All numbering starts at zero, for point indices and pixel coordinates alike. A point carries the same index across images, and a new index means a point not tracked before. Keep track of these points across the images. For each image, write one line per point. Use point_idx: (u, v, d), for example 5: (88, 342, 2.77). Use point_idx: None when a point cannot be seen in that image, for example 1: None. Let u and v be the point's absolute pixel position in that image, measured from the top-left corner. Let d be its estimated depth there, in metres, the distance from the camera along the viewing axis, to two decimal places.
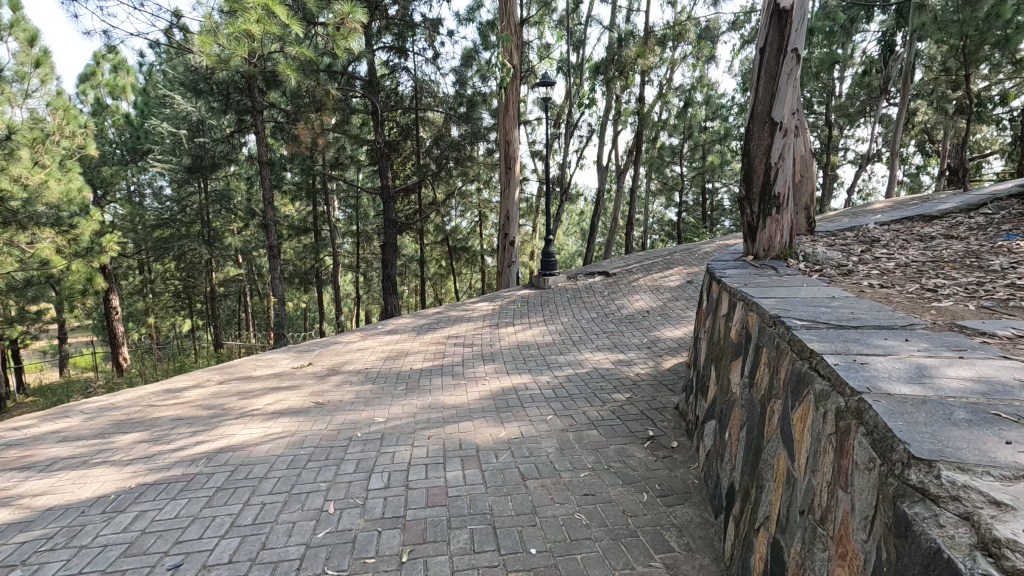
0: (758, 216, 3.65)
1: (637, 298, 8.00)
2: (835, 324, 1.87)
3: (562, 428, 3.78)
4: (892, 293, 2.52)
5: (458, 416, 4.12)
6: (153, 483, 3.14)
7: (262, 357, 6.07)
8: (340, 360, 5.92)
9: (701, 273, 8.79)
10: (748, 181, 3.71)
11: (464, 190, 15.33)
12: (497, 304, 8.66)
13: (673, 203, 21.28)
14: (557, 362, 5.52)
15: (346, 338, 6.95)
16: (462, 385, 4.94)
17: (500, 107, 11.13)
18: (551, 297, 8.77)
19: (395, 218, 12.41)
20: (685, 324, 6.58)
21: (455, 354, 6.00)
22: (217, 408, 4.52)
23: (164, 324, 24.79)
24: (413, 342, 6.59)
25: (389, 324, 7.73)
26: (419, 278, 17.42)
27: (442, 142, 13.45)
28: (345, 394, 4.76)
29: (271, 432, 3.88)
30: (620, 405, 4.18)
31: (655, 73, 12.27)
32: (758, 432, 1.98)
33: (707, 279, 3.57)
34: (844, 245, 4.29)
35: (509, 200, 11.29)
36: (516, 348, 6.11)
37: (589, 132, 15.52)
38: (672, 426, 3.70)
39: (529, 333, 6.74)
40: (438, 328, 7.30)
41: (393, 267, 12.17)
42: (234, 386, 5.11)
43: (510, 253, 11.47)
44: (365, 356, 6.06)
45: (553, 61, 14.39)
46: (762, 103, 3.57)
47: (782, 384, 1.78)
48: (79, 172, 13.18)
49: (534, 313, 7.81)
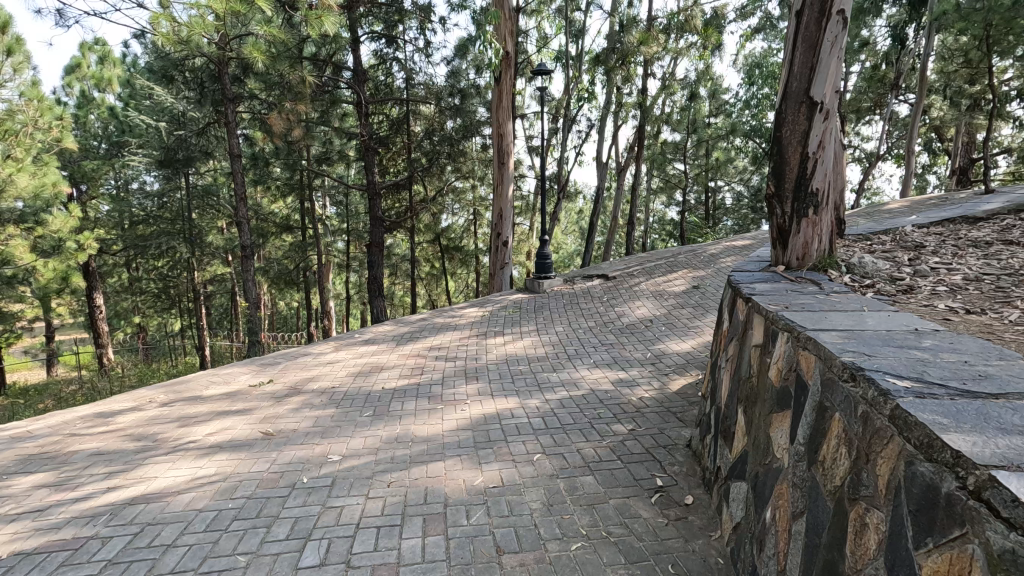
0: (790, 217, 3.01)
1: (639, 305, 7.34)
2: (960, 388, 1.21)
3: (551, 474, 3.13)
4: (992, 325, 1.88)
5: (429, 454, 3.46)
6: (28, 554, 2.48)
7: (219, 373, 5.39)
8: (304, 377, 5.25)
9: (708, 278, 8.13)
10: (779, 174, 3.06)
11: (457, 187, 14.67)
12: (487, 310, 8.00)
13: (674, 202, 20.60)
14: (549, 381, 4.87)
15: (318, 349, 6.28)
16: (438, 411, 4.28)
17: (494, 99, 10.42)
18: (546, 302, 8.11)
19: (382, 216, 11.68)
20: (692, 336, 5.92)
21: (435, 370, 5.34)
22: (148, 439, 3.85)
23: (152, 323, 24.15)
24: (391, 355, 5.93)
25: (368, 332, 7.06)
26: (411, 279, 16.73)
27: (434, 136, 12.84)
28: (301, 422, 4.09)
29: (200, 475, 3.21)
30: (621, 442, 3.53)
31: (657, 64, 11.61)
32: (832, 544, 1.33)
33: (730, 294, 2.92)
34: (885, 251, 3.66)
35: (503, 198, 10.64)
36: (503, 364, 5.45)
37: (588, 127, 14.90)
38: (685, 472, 3.05)
39: (520, 346, 6.07)
40: (421, 337, 6.65)
41: (379, 268, 11.48)
42: (177, 409, 4.44)
43: (503, 254, 10.76)
44: (334, 371, 5.39)
45: (551, 53, 13.75)
46: (798, 79, 2.92)
47: (885, 489, 1.13)
48: (57, 166, 12.51)
49: (527, 321, 7.15)
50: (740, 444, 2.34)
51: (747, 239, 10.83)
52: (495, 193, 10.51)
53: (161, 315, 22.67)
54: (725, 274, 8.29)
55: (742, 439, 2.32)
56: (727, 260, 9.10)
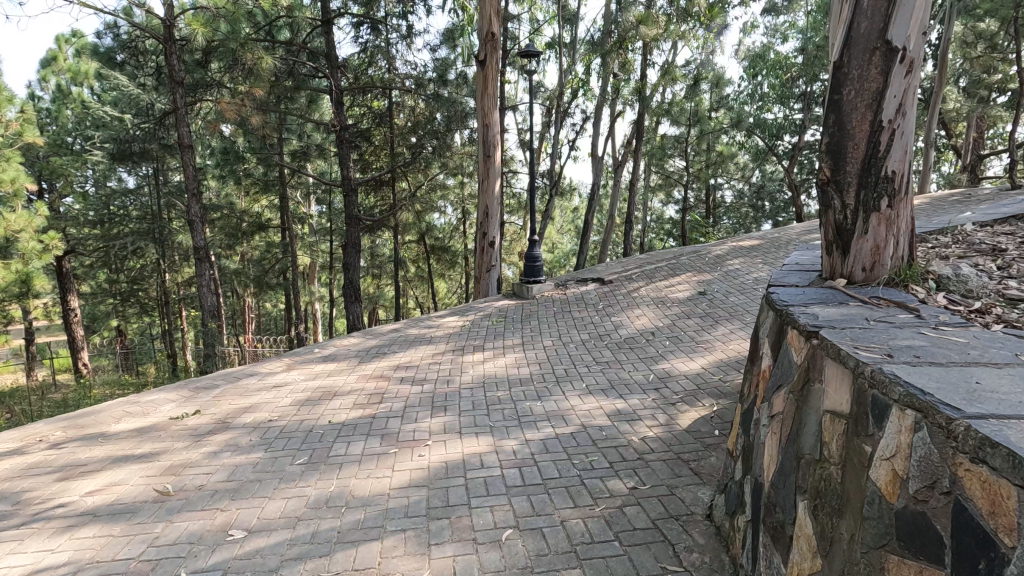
0: (854, 212, 2.18)
1: (638, 314, 6.49)
2: None
3: (523, 567, 2.28)
4: None
5: (364, 528, 2.60)
6: None
7: (140, 402, 4.53)
8: (239, 406, 4.38)
9: (715, 282, 7.30)
10: (837, 152, 2.22)
11: (445, 184, 13.79)
12: (468, 319, 7.12)
13: (672, 200, 19.76)
14: (530, 414, 4.00)
15: (268, 368, 5.43)
16: (389, 457, 3.41)
17: (478, 83, 9.48)
18: (535, 310, 7.28)
19: (358, 214, 10.73)
20: (702, 352, 5.09)
21: (397, 397, 4.47)
22: (9, 500, 3.00)
23: (133, 326, 23.22)
24: (348, 377, 5.06)
25: (330, 346, 6.20)
26: (395, 282, 15.80)
27: (418, 128, 11.99)
28: (211, 474, 3.22)
29: (43, 567, 2.36)
30: (621, 509, 2.68)
31: (657, 49, 10.80)
32: None
33: (774, 323, 2.08)
34: (961, 256, 2.81)
35: (488, 193, 9.73)
36: (479, 389, 4.59)
37: (583, 120, 14.09)
38: (710, 568, 2.21)
39: (501, 364, 5.20)
40: (388, 353, 5.80)
41: (357, 270, 10.57)
42: (67, 453, 3.60)
43: (489, 255, 9.83)
44: (277, 400, 4.52)
45: (543, 42, 12.93)
46: (869, 14, 2.08)
47: None
48: (20, 162, 11.56)
49: (512, 333, 6.30)
50: (805, 562, 1.51)
51: (756, 238, 9.97)
52: (481, 188, 9.57)
53: (140, 319, 21.70)
54: (734, 278, 7.45)
55: (810, 557, 1.49)
56: (735, 263, 8.25)
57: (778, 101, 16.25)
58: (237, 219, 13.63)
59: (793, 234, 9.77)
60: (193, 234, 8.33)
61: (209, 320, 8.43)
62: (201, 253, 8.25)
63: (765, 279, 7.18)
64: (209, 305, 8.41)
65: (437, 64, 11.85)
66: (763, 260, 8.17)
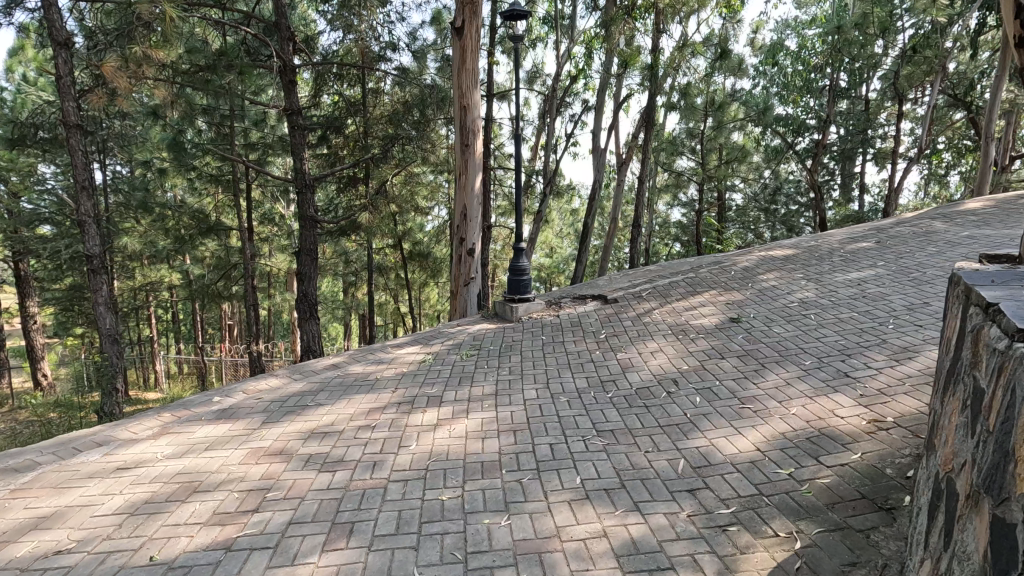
0: None
1: (653, 349, 4.90)
2: None
3: None
4: None
5: None
6: None
7: None
8: (30, 516, 2.78)
9: (749, 305, 5.70)
10: None
11: (425, 181, 12.22)
12: (431, 351, 5.51)
13: (680, 201, 18.16)
14: (487, 549, 2.38)
15: (129, 432, 3.82)
16: None
17: (456, 58, 7.82)
18: (520, 338, 5.69)
19: (315, 215, 9.11)
20: (751, 420, 3.45)
21: (285, 500, 2.85)
22: None
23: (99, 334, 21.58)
24: (231, 454, 3.44)
25: (237, 392, 4.59)
26: (370, 291, 14.20)
27: (393, 116, 10.25)
28: None
29: None
30: None
31: (671, 20, 9.25)
32: None
33: None
34: None
35: (467, 191, 8.15)
36: (416, 483, 2.97)
37: (582, 110, 12.55)
38: None
39: (459, 434, 3.58)
40: (309, 406, 4.18)
41: (312, 283, 8.96)
42: None
43: (467, 266, 8.21)
44: (99, 500, 2.92)
45: (539, 19, 11.38)
46: None
47: None
48: None
49: (483, 374, 4.71)
50: None
51: (788, 247, 8.33)
52: (458, 185, 7.94)
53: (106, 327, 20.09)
54: (772, 298, 5.86)
55: None
56: (770, 278, 6.66)
57: (798, 94, 14.73)
58: (189, 220, 12.05)
59: (834, 243, 8.12)
60: (85, 238, 6.77)
61: (109, 346, 6.80)
62: (95, 263, 6.69)
63: (815, 301, 5.59)
64: (108, 326, 6.82)
65: (416, 43, 10.31)
66: (805, 276, 6.54)
